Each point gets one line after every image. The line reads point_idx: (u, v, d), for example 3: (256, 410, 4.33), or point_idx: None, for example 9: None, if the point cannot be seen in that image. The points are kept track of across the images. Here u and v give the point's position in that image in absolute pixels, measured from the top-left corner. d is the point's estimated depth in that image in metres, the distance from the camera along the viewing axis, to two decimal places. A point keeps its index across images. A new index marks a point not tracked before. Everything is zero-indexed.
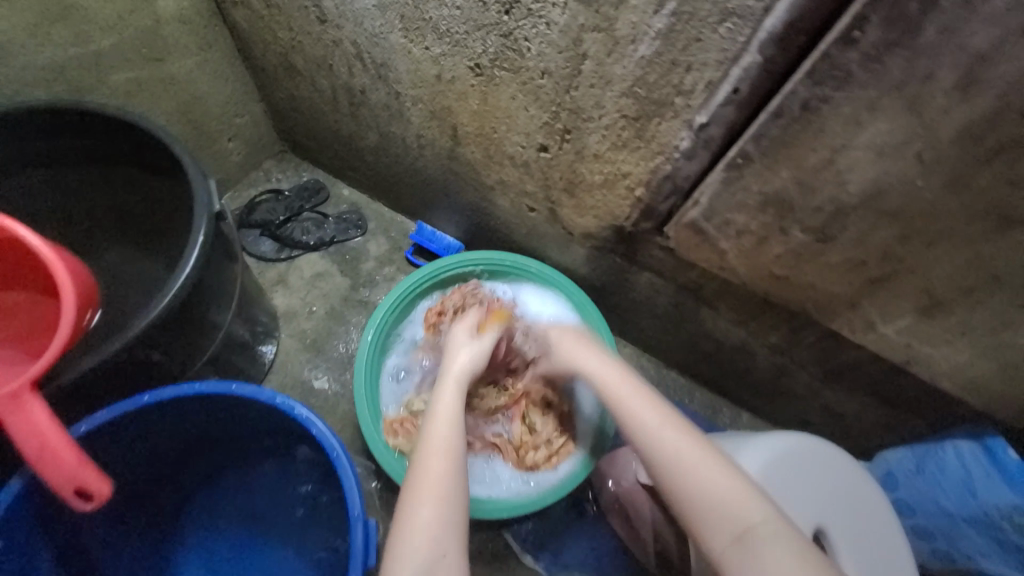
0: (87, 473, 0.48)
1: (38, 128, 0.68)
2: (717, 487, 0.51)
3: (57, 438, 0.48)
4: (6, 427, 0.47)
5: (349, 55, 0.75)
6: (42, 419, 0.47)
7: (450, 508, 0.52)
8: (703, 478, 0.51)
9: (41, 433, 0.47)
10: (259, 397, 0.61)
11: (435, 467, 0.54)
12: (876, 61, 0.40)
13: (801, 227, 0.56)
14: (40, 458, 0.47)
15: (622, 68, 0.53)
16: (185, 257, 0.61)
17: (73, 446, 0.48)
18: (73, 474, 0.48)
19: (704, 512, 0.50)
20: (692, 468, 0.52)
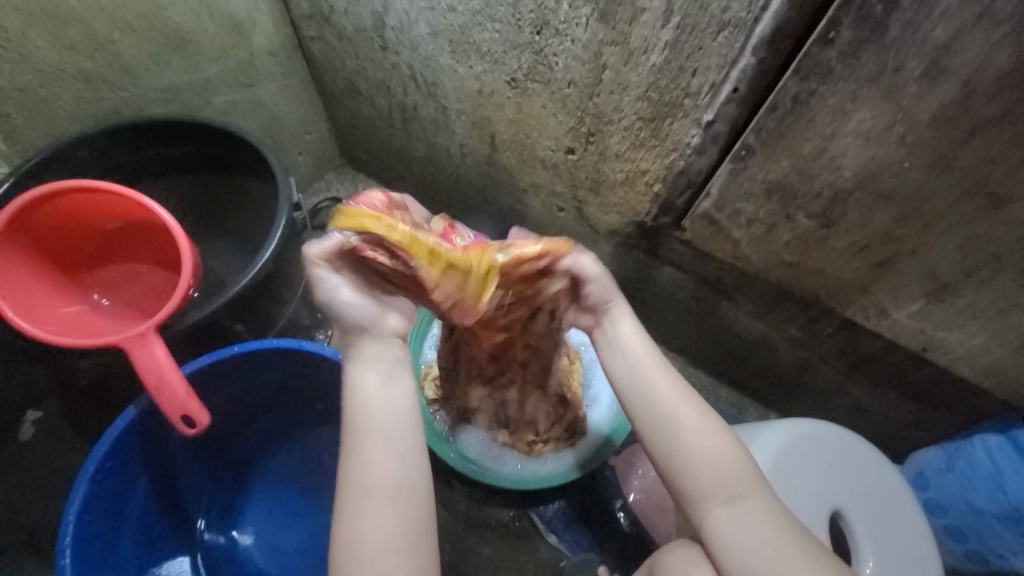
0: (192, 403, 0.60)
1: (154, 138, 0.83)
2: (716, 461, 0.52)
3: (172, 373, 0.59)
4: (132, 359, 0.59)
5: (405, 77, 0.88)
6: (161, 357, 0.59)
7: (394, 493, 0.49)
8: (705, 452, 0.52)
9: (160, 368, 0.59)
10: (323, 353, 0.73)
11: (372, 456, 0.50)
12: (853, 56, 0.47)
13: (805, 213, 0.61)
14: (155, 386, 0.59)
15: (637, 75, 0.61)
16: (270, 236, 0.73)
17: (183, 381, 0.59)
18: (181, 403, 0.59)
19: (704, 470, 0.52)
20: (693, 431, 0.54)
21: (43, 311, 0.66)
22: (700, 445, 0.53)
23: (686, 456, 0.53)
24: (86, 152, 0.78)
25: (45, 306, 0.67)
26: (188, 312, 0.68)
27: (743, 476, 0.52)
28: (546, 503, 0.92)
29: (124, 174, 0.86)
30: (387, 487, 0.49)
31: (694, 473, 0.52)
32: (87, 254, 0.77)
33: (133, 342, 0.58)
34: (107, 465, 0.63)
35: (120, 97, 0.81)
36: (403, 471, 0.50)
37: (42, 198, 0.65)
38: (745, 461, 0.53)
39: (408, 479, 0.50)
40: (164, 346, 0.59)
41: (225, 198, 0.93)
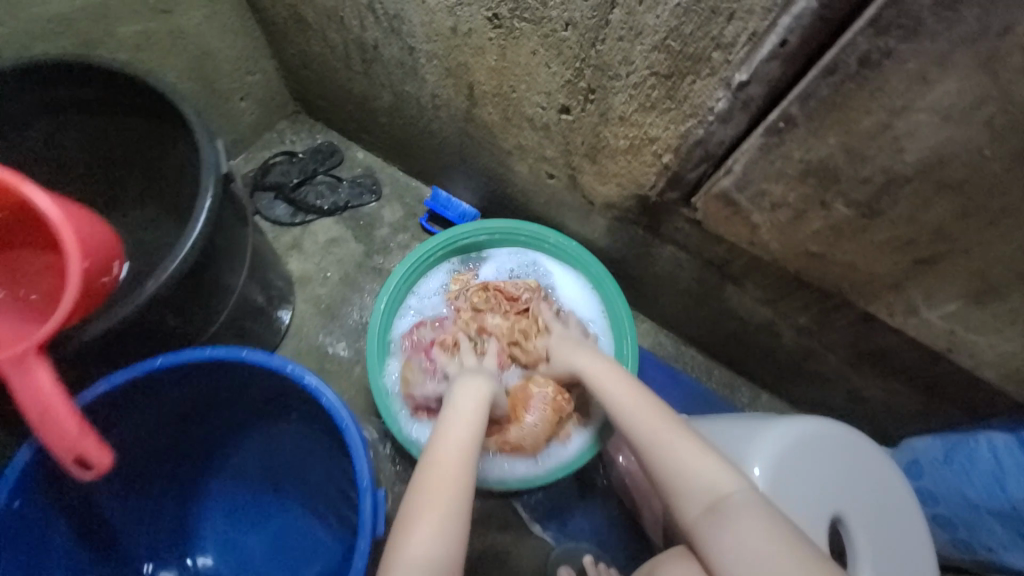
0: (87, 443, 0.51)
1: (43, 84, 0.65)
2: (697, 476, 0.56)
3: (59, 407, 0.50)
4: (9, 385, 0.49)
5: (361, 6, 0.70)
6: (47, 386, 0.49)
7: (453, 529, 0.53)
8: (685, 467, 0.57)
9: (45, 399, 0.49)
10: (268, 364, 0.61)
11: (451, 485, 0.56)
12: (950, 7, 0.35)
13: (845, 200, 0.51)
14: (43, 420, 0.50)
15: (655, 17, 0.48)
16: (195, 220, 0.59)
17: (75, 417, 0.50)
18: (74, 443, 0.50)
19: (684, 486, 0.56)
20: (674, 455, 0.58)
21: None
22: (675, 459, 0.58)
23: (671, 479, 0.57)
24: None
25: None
26: (91, 319, 0.55)
27: (724, 482, 0.55)
28: (530, 492, 0.87)
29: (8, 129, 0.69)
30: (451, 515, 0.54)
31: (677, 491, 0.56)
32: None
33: (10, 367, 0.48)
34: (18, 503, 0.56)
35: None
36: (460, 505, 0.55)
37: None
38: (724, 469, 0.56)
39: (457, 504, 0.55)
40: (51, 373, 0.49)
41: (144, 159, 0.76)
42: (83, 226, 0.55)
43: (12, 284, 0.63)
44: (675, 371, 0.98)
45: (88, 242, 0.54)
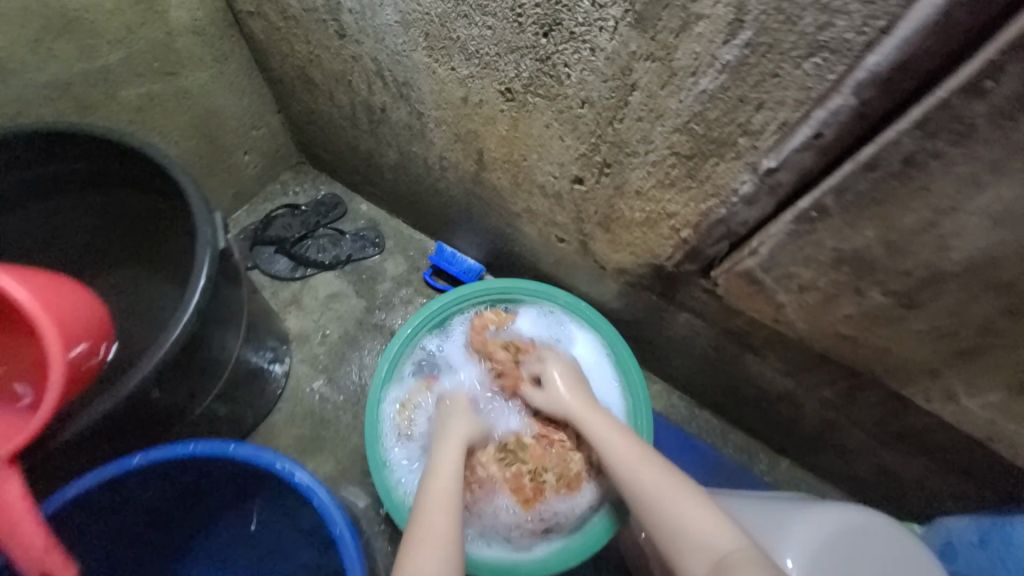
0: (54, 558, 0.48)
1: (35, 152, 0.63)
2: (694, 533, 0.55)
3: (27, 523, 0.48)
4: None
5: (369, 72, 0.69)
6: (14, 499, 0.47)
7: None
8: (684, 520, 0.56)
9: (13, 515, 0.47)
10: (258, 460, 0.57)
11: (434, 551, 0.57)
12: (1006, 116, 0.32)
13: (882, 289, 0.48)
14: (9, 535, 0.47)
15: (678, 102, 0.46)
16: (188, 300, 0.56)
17: (40, 532, 0.48)
18: (39, 559, 0.47)
19: (681, 541, 0.55)
20: (670, 506, 0.57)
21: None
22: (666, 510, 0.57)
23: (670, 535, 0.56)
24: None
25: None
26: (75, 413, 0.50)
27: (717, 534, 0.54)
28: None
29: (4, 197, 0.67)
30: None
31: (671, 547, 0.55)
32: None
33: None
34: None
35: None
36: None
37: None
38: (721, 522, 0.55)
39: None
40: (20, 486, 0.48)
41: (138, 222, 0.73)
42: (67, 313, 0.53)
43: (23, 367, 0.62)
44: (690, 436, 0.93)
45: (71, 330, 0.52)
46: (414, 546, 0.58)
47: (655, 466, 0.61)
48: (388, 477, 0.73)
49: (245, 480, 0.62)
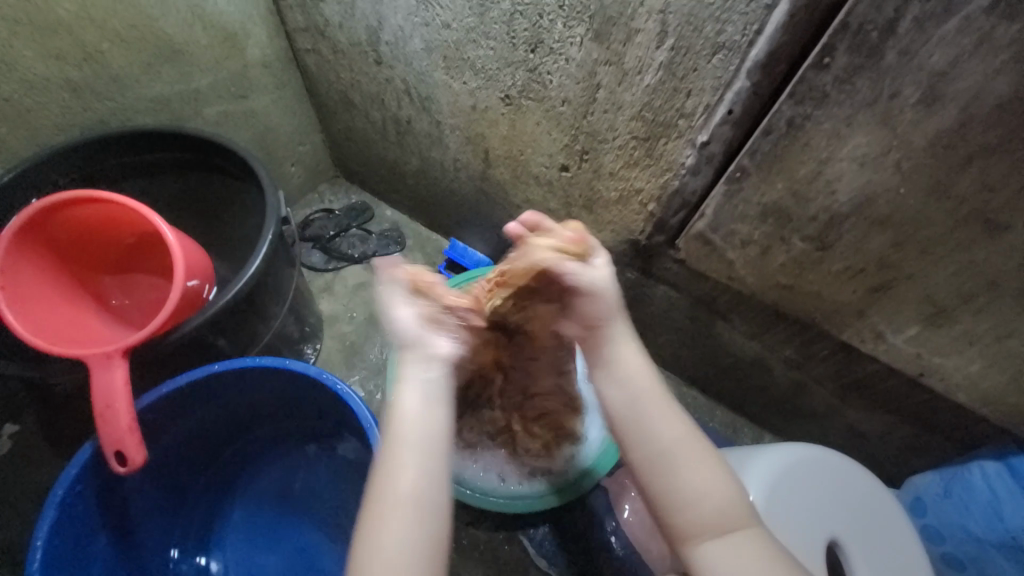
0: (130, 440, 0.59)
1: (138, 146, 0.81)
2: (704, 489, 0.51)
3: (120, 404, 0.59)
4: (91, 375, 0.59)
5: (399, 91, 0.87)
6: (118, 384, 0.59)
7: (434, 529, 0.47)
8: (697, 482, 0.51)
9: (113, 395, 0.59)
10: (307, 373, 0.71)
11: (418, 469, 0.49)
12: (847, 82, 0.47)
13: (800, 235, 0.61)
14: (104, 411, 0.59)
15: (631, 95, 0.61)
16: (257, 250, 0.71)
17: (128, 415, 0.59)
18: (120, 437, 0.58)
19: (694, 503, 0.51)
20: (687, 466, 0.52)
21: (47, 320, 0.65)
22: (683, 470, 0.52)
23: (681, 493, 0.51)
24: (57, 164, 0.75)
25: (47, 313, 0.66)
26: (181, 324, 0.65)
27: (737, 509, 0.51)
28: (537, 526, 0.89)
29: (118, 182, 0.85)
30: (416, 505, 0.48)
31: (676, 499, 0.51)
32: (107, 259, 0.78)
33: (96, 361, 0.59)
34: (79, 488, 0.62)
35: (107, 106, 0.80)
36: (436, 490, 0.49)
37: (67, 203, 0.65)
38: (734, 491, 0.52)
39: (436, 499, 0.49)
40: (124, 375, 0.59)
41: (213, 207, 0.91)
42: (189, 255, 0.68)
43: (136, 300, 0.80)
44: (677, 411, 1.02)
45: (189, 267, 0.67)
46: (410, 457, 0.49)
47: (667, 406, 0.56)
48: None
49: (298, 395, 0.76)
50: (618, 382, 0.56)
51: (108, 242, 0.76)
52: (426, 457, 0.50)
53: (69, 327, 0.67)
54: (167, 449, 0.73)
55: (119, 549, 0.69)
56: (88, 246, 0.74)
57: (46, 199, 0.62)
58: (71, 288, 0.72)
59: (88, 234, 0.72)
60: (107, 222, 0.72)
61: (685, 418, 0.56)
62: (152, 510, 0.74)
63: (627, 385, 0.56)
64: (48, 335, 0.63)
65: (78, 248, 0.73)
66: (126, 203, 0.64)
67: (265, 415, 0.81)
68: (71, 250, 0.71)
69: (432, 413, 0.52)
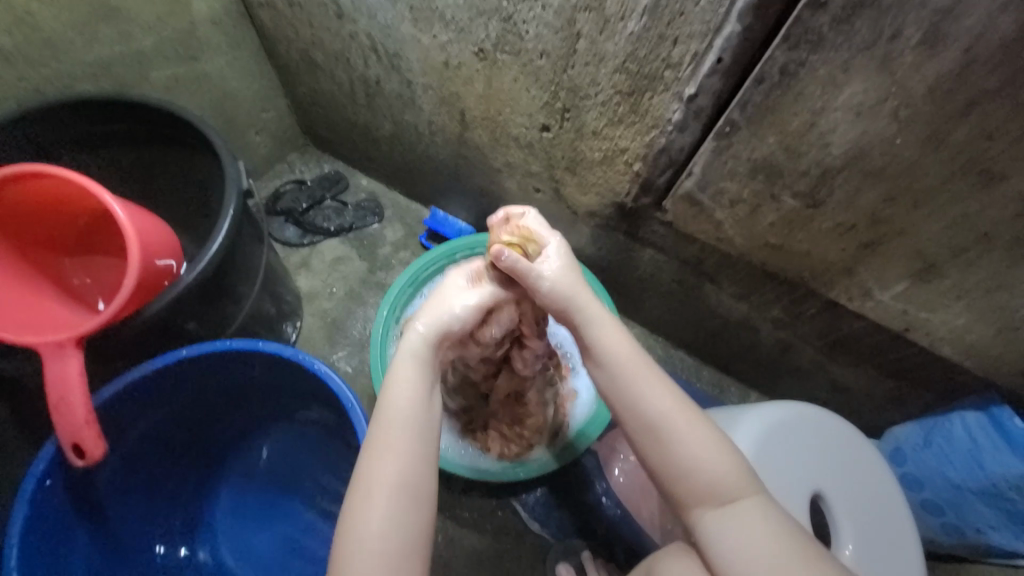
0: (87, 433, 0.56)
1: (81, 118, 0.74)
2: (699, 457, 0.51)
3: (76, 396, 0.56)
4: (45, 365, 0.56)
5: (365, 48, 0.81)
6: (74, 376, 0.56)
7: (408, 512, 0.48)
8: (698, 455, 0.51)
9: (68, 387, 0.56)
10: (283, 353, 0.68)
11: (393, 457, 0.49)
12: (844, 23, 0.43)
13: (791, 192, 0.58)
14: (58, 404, 0.56)
15: (614, 44, 0.56)
16: (219, 226, 0.66)
17: (85, 408, 0.56)
18: (78, 431, 0.56)
19: (696, 477, 0.50)
20: (685, 440, 0.51)
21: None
22: (683, 440, 0.51)
23: (683, 467, 0.51)
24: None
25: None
26: (145, 307, 0.62)
27: (734, 479, 0.50)
28: (528, 492, 0.90)
29: (63, 158, 0.78)
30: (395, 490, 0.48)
31: (673, 471, 0.51)
32: (68, 238, 0.74)
33: (50, 351, 0.55)
34: (49, 482, 0.59)
35: (43, 74, 0.72)
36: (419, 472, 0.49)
37: (9, 180, 0.59)
38: (736, 462, 0.51)
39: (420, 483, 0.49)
40: (79, 366, 0.56)
41: (171, 182, 0.85)
42: (146, 233, 0.63)
43: (100, 282, 0.76)
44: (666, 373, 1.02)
45: (148, 248, 0.62)
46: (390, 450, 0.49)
47: (654, 379, 0.54)
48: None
49: (277, 375, 0.74)
50: (598, 356, 0.56)
51: (63, 221, 0.72)
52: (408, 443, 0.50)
53: (29, 313, 0.63)
54: (143, 436, 0.70)
55: (102, 537, 0.68)
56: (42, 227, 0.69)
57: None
58: (26, 271, 0.68)
59: (39, 212, 0.67)
60: (59, 201, 0.67)
61: (675, 392, 0.54)
62: (134, 498, 0.73)
63: (607, 360, 0.55)
64: (6, 322, 0.59)
65: (29, 230, 0.68)
66: (70, 177, 0.58)
67: (244, 398, 0.79)
68: (20, 231, 0.67)
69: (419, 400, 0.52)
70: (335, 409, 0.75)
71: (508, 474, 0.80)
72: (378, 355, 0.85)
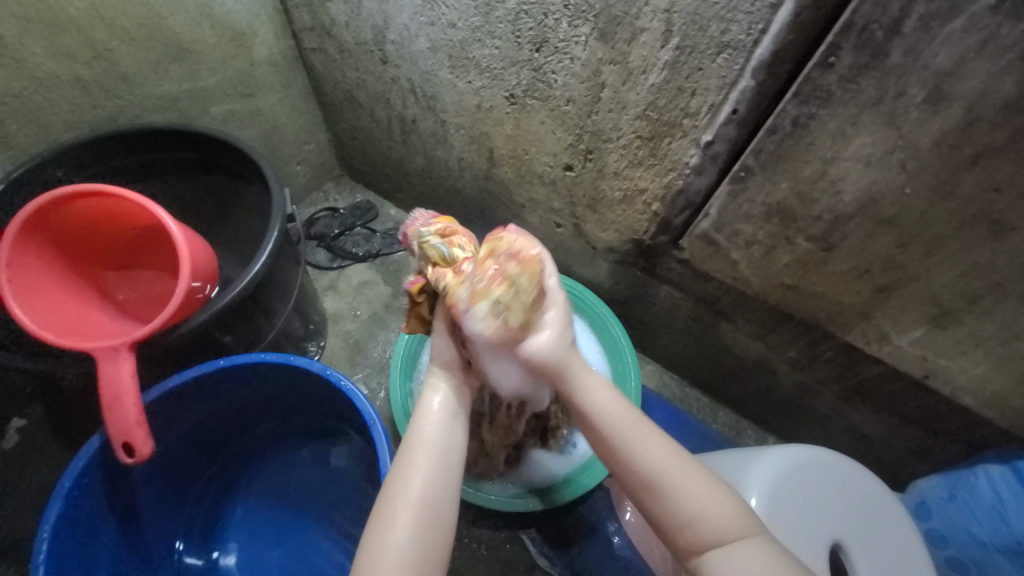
0: (138, 432, 0.60)
1: (146, 144, 0.82)
2: (701, 506, 0.50)
3: (129, 396, 0.59)
4: (99, 368, 0.59)
5: (404, 90, 0.88)
6: (126, 377, 0.60)
7: (432, 521, 0.50)
8: (697, 501, 0.51)
9: (121, 387, 0.59)
10: (311, 369, 0.71)
11: (416, 471, 0.52)
12: (851, 81, 0.47)
13: (805, 236, 0.61)
14: (112, 404, 0.59)
15: (636, 94, 0.61)
16: (262, 247, 0.71)
17: (138, 408, 0.60)
18: (129, 430, 0.59)
19: (698, 523, 0.50)
20: (685, 490, 0.51)
21: (49, 310, 0.65)
22: (684, 490, 0.51)
23: (682, 515, 0.50)
24: (69, 161, 0.77)
25: (53, 305, 0.66)
26: (188, 319, 0.66)
27: (735, 521, 0.50)
28: (539, 526, 0.90)
29: (126, 179, 0.86)
30: (418, 508, 0.50)
31: (674, 518, 0.51)
32: (114, 252, 0.80)
33: (105, 354, 0.59)
34: (85, 480, 0.62)
35: (117, 104, 0.81)
36: (438, 497, 0.51)
37: (72, 198, 0.65)
38: (736, 506, 0.51)
39: (440, 508, 0.51)
40: (132, 368, 0.60)
41: (219, 204, 0.92)
42: (195, 250, 0.69)
43: (142, 296, 0.81)
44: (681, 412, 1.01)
45: (196, 265, 0.67)
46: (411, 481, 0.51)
47: (649, 430, 0.55)
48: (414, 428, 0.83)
49: (300, 390, 0.77)
50: (592, 424, 0.56)
51: (113, 235, 0.78)
52: (435, 457, 0.53)
53: (75, 319, 0.68)
54: (171, 443, 0.73)
55: (123, 540, 0.70)
56: (97, 242, 0.75)
57: (51, 194, 0.63)
58: (79, 279, 0.73)
59: (89, 230, 0.73)
60: (107, 217, 0.73)
61: (671, 446, 0.55)
62: (156, 504, 0.75)
63: (599, 419, 0.56)
64: (53, 325, 0.64)
65: (85, 244, 0.74)
66: (131, 197, 0.64)
67: (268, 412, 0.82)
68: (77, 246, 0.73)
69: (453, 422, 0.57)
70: (352, 428, 0.77)
71: (515, 506, 0.80)
72: (399, 376, 0.88)
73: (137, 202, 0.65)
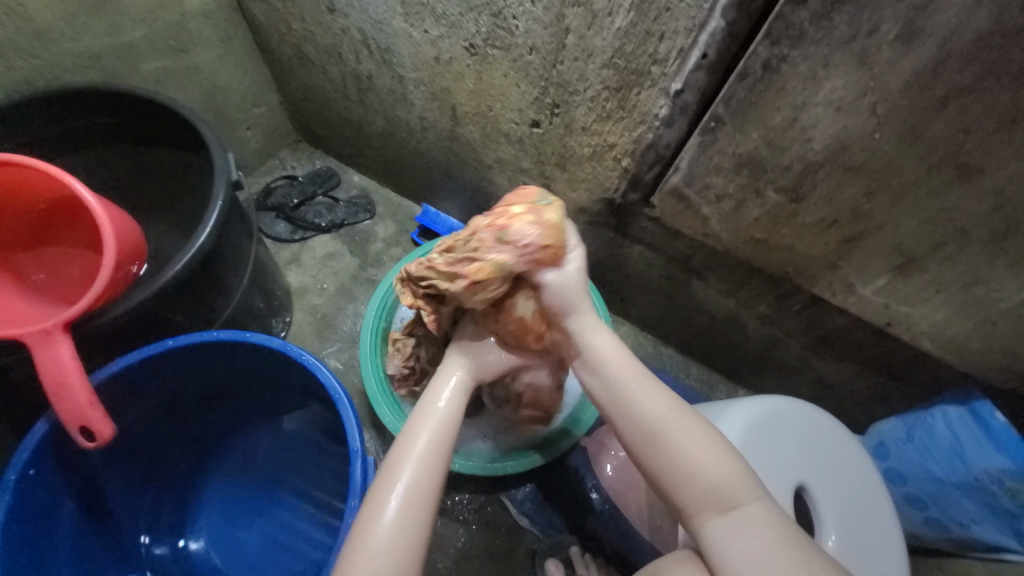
0: (93, 414, 0.56)
1: (70, 108, 0.74)
2: (699, 468, 0.50)
3: (74, 378, 0.55)
4: (33, 355, 0.55)
5: (356, 43, 0.81)
6: (67, 359, 0.55)
7: (423, 494, 0.50)
8: (693, 463, 0.50)
9: (63, 371, 0.55)
10: (270, 345, 0.67)
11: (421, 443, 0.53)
12: (823, 19, 0.45)
13: (775, 188, 0.60)
14: (57, 389, 0.55)
15: (602, 40, 0.57)
16: (206, 217, 0.66)
17: (86, 388, 0.56)
18: (83, 412, 0.56)
19: (693, 485, 0.49)
20: (681, 453, 0.50)
21: None
22: (680, 452, 0.50)
23: (678, 474, 0.50)
24: None
25: None
26: (115, 302, 0.61)
27: (733, 484, 0.49)
28: (518, 487, 0.91)
29: (51, 148, 0.78)
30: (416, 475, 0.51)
31: (670, 478, 0.50)
32: (20, 233, 0.72)
33: (37, 340, 0.55)
34: (33, 471, 0.59)
35: (32, 64, 0.72)
36: (440, 464, 0.53)
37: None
38: (737, 470, 0.50)
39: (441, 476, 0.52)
40: (72, 348, 0.55)
41: (158, 175, 0.85)
42: (118, 223, 0.63)
43: (69, 278, 0.75)
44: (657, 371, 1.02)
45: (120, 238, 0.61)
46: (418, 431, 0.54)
47: (650, 389, 0.54)
48: (387, 400, 0.82)
49: (261, 366, 0.73)
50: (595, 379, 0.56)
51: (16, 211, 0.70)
52: (438, 436, 0.54)
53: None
54: (127, 428, 0.70)
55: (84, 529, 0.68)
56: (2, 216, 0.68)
57: None
58: None
59: None
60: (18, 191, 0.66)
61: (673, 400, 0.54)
62: (117, 489, 0.72)
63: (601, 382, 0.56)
64: None
65: None
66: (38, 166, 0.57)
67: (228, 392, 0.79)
68: None
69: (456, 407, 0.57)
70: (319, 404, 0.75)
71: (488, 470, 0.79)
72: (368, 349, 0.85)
73: (48, 172, 0.58)
